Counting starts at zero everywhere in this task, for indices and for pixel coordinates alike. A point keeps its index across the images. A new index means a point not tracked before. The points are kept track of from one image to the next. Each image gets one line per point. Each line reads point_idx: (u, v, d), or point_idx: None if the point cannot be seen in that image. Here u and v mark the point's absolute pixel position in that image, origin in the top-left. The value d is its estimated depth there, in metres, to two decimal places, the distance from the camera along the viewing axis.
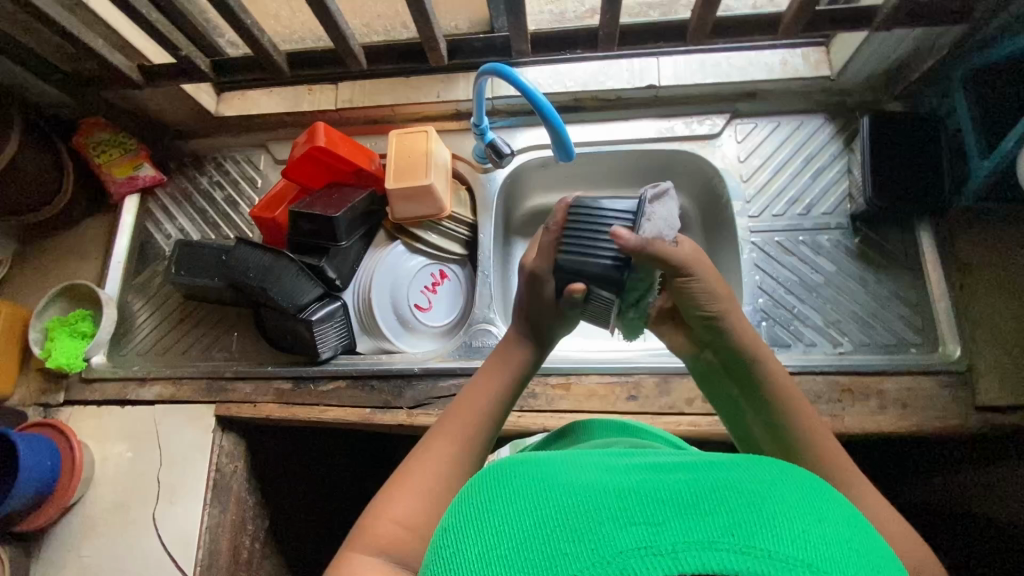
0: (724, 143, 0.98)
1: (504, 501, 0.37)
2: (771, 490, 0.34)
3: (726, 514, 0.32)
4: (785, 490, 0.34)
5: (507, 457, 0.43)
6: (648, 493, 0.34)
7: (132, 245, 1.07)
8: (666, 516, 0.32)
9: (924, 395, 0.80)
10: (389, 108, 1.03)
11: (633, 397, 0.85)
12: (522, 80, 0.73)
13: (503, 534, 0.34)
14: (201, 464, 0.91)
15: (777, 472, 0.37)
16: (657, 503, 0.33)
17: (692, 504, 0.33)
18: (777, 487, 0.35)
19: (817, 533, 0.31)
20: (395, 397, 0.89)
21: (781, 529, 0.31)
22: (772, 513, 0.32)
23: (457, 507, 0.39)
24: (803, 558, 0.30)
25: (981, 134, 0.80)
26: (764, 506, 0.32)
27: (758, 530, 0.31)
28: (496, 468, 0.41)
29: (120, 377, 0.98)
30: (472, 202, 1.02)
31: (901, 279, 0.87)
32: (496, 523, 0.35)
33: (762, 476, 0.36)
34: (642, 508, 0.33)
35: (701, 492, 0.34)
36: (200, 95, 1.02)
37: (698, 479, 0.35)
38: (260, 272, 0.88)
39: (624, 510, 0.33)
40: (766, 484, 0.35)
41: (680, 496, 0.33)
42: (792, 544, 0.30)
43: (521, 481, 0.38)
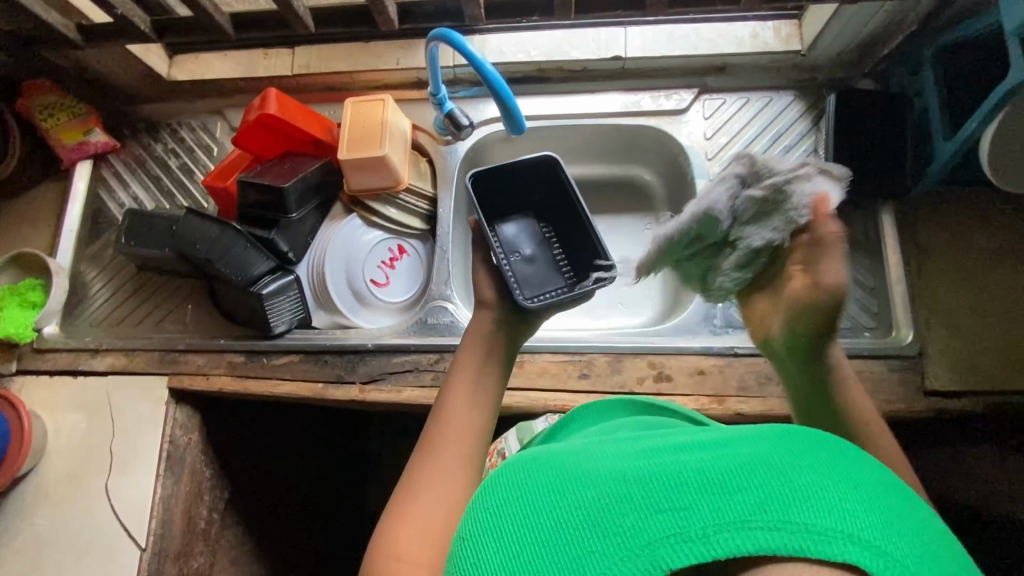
0: (690, 119, 0.95)
1: (527, 504, 0.38)
2: (799, 459, 0.34)
3: (755, 489, 0.31)
4: (809, 460, 0.34)
5: (530, 456, 0.44)
6: (670, 475, 0.34)
7: (85, 214, 1.04)
8: (693, 498, 0.32)
9: (874, 379, 0.79)
10: (347, 75, 0.99)
11: (586, 375, 0.85)
12: (468, 48, 0.70)
13: (529, 540, 0.35)
14: (154, 436, 0.90)
15: (806, 440, 0.36)
16: (681, 485, 0.33)
17: (718, 482, 0.32)
18: (807, 456, 0.34)
19: (854, 501, 0.31)
20: (349, 372, 0.88)
21: (816, 501, 0.30)
22: (806, 485, 0.31)
23: (475, 517, 0.41)
24: (843, 529, 0.29)
25: (946, 116, 0.79)
26: (793, 477, 0.32)
27: (791, 503, 0.30)
28: (519, 471, 0.42)
29: (72, 347, 0.97)
30: (432, 175, 1.00)
31: (860, 262, 0.86)
32: (521, 527, 0.37)
33: (788, 446, 0.35)
34: (667, 493, 0.33)
35: (726, 468, 0.33)
36: (150, 57, 0.98)
37: (722, 455, 0.35)
38: (207, 244, 0.86)
39: (647, 497, 0.33)
40: (794, 453, 0.34)
41: (705, 475, 0.33)
42: (826, 514, 0.30)
43: (547, 480, 0.39)
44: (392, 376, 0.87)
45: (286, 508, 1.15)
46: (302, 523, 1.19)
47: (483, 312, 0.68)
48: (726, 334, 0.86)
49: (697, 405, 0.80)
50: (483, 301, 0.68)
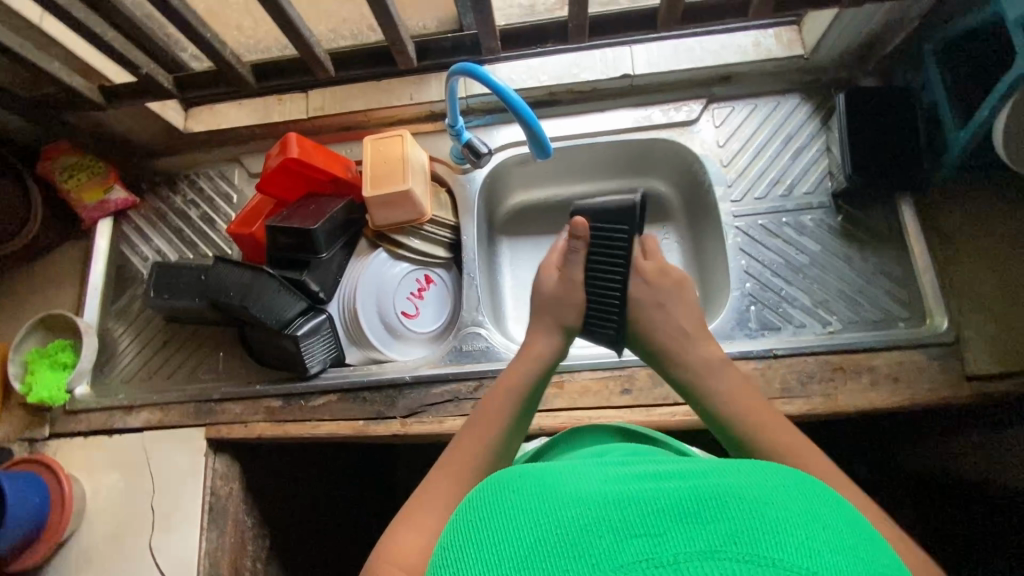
0: (701, 129, 0.97)
1: (503, 516, 0.37)
2: (773, 495, 0.35)
3: (729, 520, 0.32)
4: (783, 496, 0.35)
5: (509, 468, 0.43)
6: (648, 502, 0.34)
7: (109, 270, 1.05)
8: (667, 528, 0.32)
9: (915, 368, 0.80)
10: (362, 113, 1.01)
11: (627, 390, 0.85)
12: (493, 79, 0.71)
13: (503, 552, 0.34)
14: (196, 489, 0.89)
15: (775, 475, 0.38)
16: (658, 514, 0.33)
17: (693, 512, 0.33)
18: (777, 491, 0.35)
19: (819, 540, 0.32)
20: (388, 407, 0.88)
21: (784, 538, 0.32)
22: (777, 521, 0.32)
23: (454, 524, 0.39)
24: (806, 565, 0.30)
25: (956, 105, 0.81)
26: (767, 512, 0.33)
27: (762, 538, 0.31)
28: (499, 482, 0.41)
29: (105, 406, 0.96)
30: (453, 204, 1.01)
31: (886, 255, 0.87)
32: (496, 540, 0.35)
33: (765, 482, 0.36)
34: (644, 518, 0.33)
35: (702, 498, 0.34)
36: (167, 112, 0.99)
37: (700, 484, 0.35)
38: (239, 290, 0.86)
39: (624, 522, 0.33)
40: (768, 490, 0.35)
41: (681, 505, 0.34)
42: (791, 551, 0.31)
43: (525, 492, 0.38)
44: (432, 408, 0.87)
45: (329, 551, 1.13)
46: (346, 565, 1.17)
47: (545, 337, 0.69)
48: (761, 337, 0.86)
49: None
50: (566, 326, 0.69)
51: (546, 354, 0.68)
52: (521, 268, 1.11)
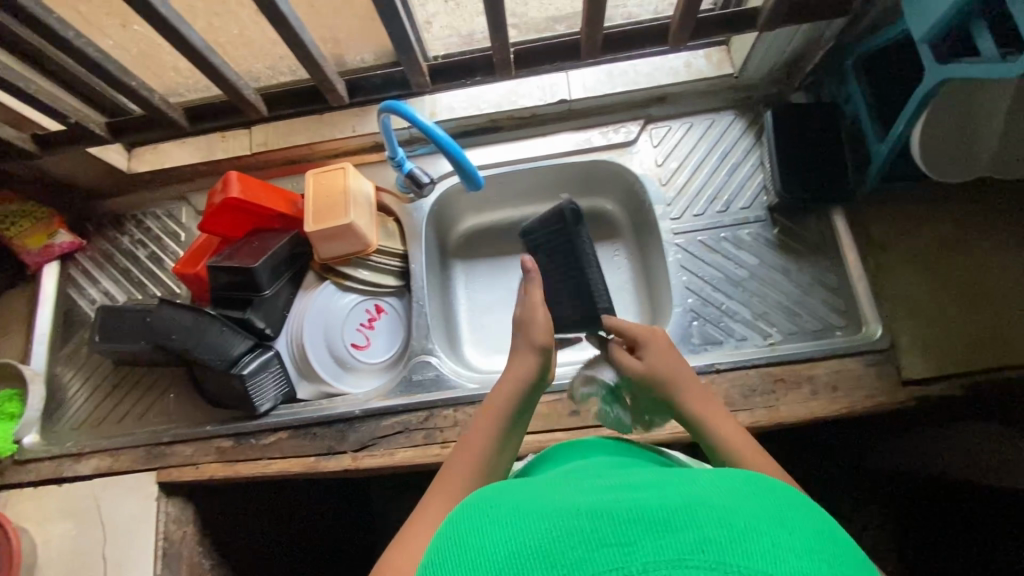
0: (640, 149, 0.99)
1: (481, 530, 0.36)
2: (744, 504, 0.35)
3: (699, 529, 0.32)
4: (754, 504, 0.35)
5: (488, 486, 0.43)
6: (621, 511, 0.34)
7: (56, 315, 1.04)
8: (637, 535, 0.32)
9: (852, 376, 0.82)
10: (305, 147, 1.01)
11: (576, 412, 0.85)
12: (418, 117, 0.73)
13: (480, 566, 0.34)
14: (147, 535, 0.88)
15: (749, 482, 0.38)
16: (630, 521, 0.33)
17: (662, 520, 0.33)
18: (745, 498, 0.35)
19: (787, 545, 0.32)
20: (339, 442, 0.88)
21: (750, 544, 0.32)
22: (743, 529, 0.32)
23: (439, 538, 0.38)
24: (773, 573, 0.30)
25: (877, 118, 0.83)
26: (736, 521, 0.33)
27: (730, 547, 0.31)
28: (477, 499, 0.41)
29: (54, 455, 0.95)
30: (400, 233, 1.02)
31: (821, 265, 0.89)
32: (473, 556, 0.34)
33: (734, 491, 0.36)
34: (617, 528, 0.33)
35: (672, 506, 0.34)
36: (108, 154, 0.99)
37: (670, 494, 0.35)
38: (182, 332, 0.86)
39: (598, 532, 0.33)
40: (738, 498, 0.35)
41: (652, 513, 0.33)
42: (757, 558, 0.31)
43: (505, 507, 0.38)
44: (383, 440, 0.87)
45: None
46: None
47: (524, 353, 0.70)
48: (705, 351, 0.88)
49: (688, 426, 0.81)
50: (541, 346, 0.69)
51: (526, 371, 0.68)
52: (477, 290, 1.12)
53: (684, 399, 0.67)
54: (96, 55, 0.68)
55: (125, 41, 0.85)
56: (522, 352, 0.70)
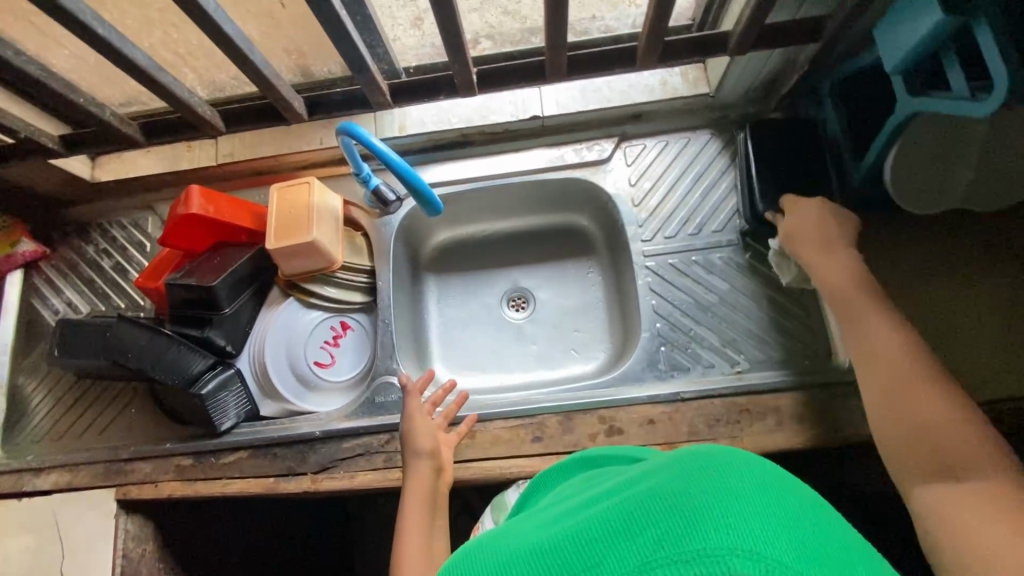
0: (614, 167, 0.97)
1: None
2: (701, 475, 0.35)
3: (653, 528, 0.33)
4: (703, 481, 0.35)
5: (483, 543, 0.46)
6: (588, 534, 0.36)
7: (19, 325, 1.02)
8: (601, 555, 0.34)
9: (819, 409, 0.81)
10: (271, 158, 0.99)
11: (538, 438, 0.84)
12: (372, 139, 0.70)
13: None
14: (104, 554, 0.87)
15: (706, 458, 0.38)
16: (593, 543, 0.35)
17: (619, 531, 0.34)
18: (694, 478, 0.36)
19: (737, 515, 0.32)
20: (299, 463, 0.87)
21: (702, 524, 0.32)
22: (694, 510, 0.33)
23: None
24: (727, 547, 0.30)
25: (851, 146, 0.81)
26: (684, 505, 0.33)
27: (684, 535, 0.32)
28: (470, 553, 0.45)
29: (14, 469, 0.94)
30: (368, 248, 1.00)
31: (792, 292, 0.88)
32: None
33: (686, 473, 0.36)
34: (585, 553, 0.35)
35: (625, 516, 0.35)
36: (69, 164, 0.96)
37: (625, 500, 0.37)
38: (138, 351, 0.84)
39: (568, 563, 0.35)
40: (686, 480, 0.36)
41: (611, 528, 0.35)
42: (708, 535, 0.31)
43: (493, 553, 0.42)
44: (344, 463, 0.86)
45: None
46: None
47: (417, 462, 0.77)
48: (671, 378, 0.86)
49: None
50: (424, 450, 0.78)
51: (426, 476, 0.76)
52: (449, 305, 1.11)
53: (816, 243, 0.76)
54: (39, 72, 0.66)
55: (81, 52, 0.82)
56: (413, 459, 0.78)
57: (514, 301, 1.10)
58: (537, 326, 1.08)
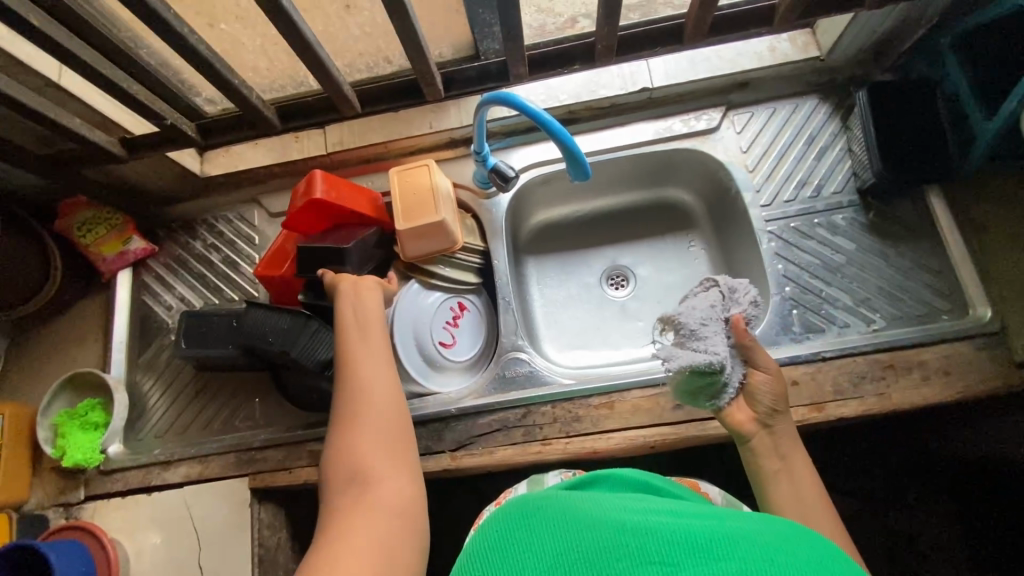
0: (723, 136, 0.98)
1: (528, 539, 0.44)
2: (782, 545, 0.40)
3: (739, 560, 0.38)
4: (783, 545, 0.40)
5: (530, 497, 0.51)
6: (667, 534, 0.41)
7: (132, 322, 1.02)
8: (680, 558, 0.39)
9: (964, 360, 0.80)
10: (381, 145, 1.00)
11: (680, 406, 0.83)
12: (527, 104, 0.73)
13: (527, 563, 0.42)
14: (243, 542, 0.87)
15: (778, 530, 0.43)
16: (670, 544, 0.40)
17: (706, 548, 0.39)
18: (780, 542, 0.41)
19: None
20: (436, 441, 0.86)
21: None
22: (777, 561, 0.38)
23: (483, 541, 0.47)
24: None
25: (982, 98, 0.81)
26: (773, 557, 0.39)
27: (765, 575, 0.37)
28: (511, 510, 0.49)
29: (141, 463, 0.93)
30: (479, 229, 1.00)
31: (921, 248, 0.87)
32: (522, 554, 0.43)
33: (768, 534, 0.42)
34: (664, 549, 0.39)
35: (712, 537, 0.40)
36: (184, 159, 0.97)
37: (714, 526, 0.41)
38: (279, 335, 0.85)
39: (642, 549, 0.40)
40: (775, 540, 0.41)
41: (694, 541, 0.40)
42: None
43: (526, 524, 0.46)
44: (481, 439, 0.86)
45: None
46: None
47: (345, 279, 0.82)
48: (807, 340, 0.86)
49: (799, 416, 0.79)
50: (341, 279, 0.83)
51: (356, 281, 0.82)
52: (549, 286, 1.10)
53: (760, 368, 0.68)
54: (204, 53, 0.67)
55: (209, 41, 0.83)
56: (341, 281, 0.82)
57: (614, 279, 1.09)
58: (642, 302, 1.07)
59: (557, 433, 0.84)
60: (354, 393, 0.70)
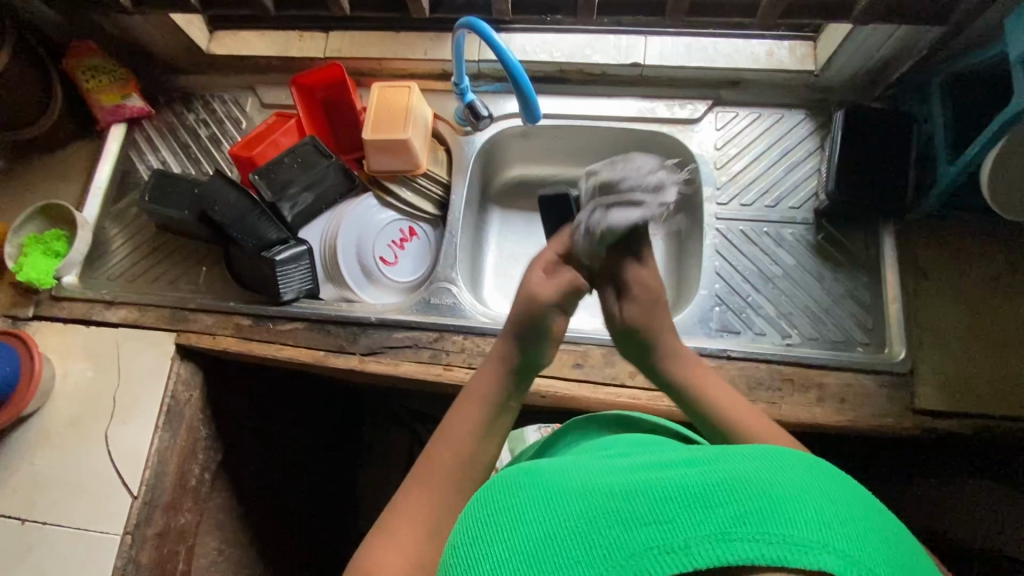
0: (702, 129, 0.98)
1: (514, 519, 0.41)
2: (779, 477, 0.37)
3: (736, 503, 0.35)
4: (784, 478, 0.37)
5: (516, 470, 0.47)
6: (657, 489, 0.37)
7: (114, 173, 1.09)
8: (674, 512, 0.35)
9: (863, 392, 0.81)
10: (376, 61, 1.03)
11: (579, 365, 0.86)
12: (494, 37, 0.75)
13: (515, 548, 0.39)
14: (156, 390, 0.93)
15: (776, 455, 0.40)
16: (663, 499, 0.36)
17: (701, 497, 0.35)
18: (780, 474, 0.37)
19: (828, 515, 0.35)
20: (350, 343, 0.91)
21: (793, 515, 0.34)
22: (785, 501, 0.35)
23: (468, 524, 0.44)
24: (820, 541, 0.33)
25: (953, 142, 0.80)
26: (772, 492, 0.35)
27: (767, 519, 0.34)
28: (496, 491, 0.46)
29: (88, 298, 1.00)
30: (448, 162, 1.04)
31: (858, 280, 0.88)
32: (509, 538, 0.40)
33: (769, 464, 0.38)
34: (655, 506, 0.36)
35: (705, 482, 0.36)
36: (191, 30, 1.03)
37: (709, 470, 0.38)
38: (226, 210, 0.91)
39: (632, 510, 0.36)
40: (772, 471, 0.37)
41: (687, 491, 0.36)
42: (799, 528, 0.33)
43: (510, 504, 0.43)
44: (390, 350, 0.90)
45: (273, 478, 1.17)
46: (287, 496, 1.22)
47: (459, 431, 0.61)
48: (720, 337, 0.87)
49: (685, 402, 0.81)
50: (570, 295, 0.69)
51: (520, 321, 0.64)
52: (507, 239, 1.13)
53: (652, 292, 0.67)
54: None
55: None
56: (458, 411, 0.63)
57: None
58: None
59: (461, 362, 0.88)
60: (461, 427, 0.61)
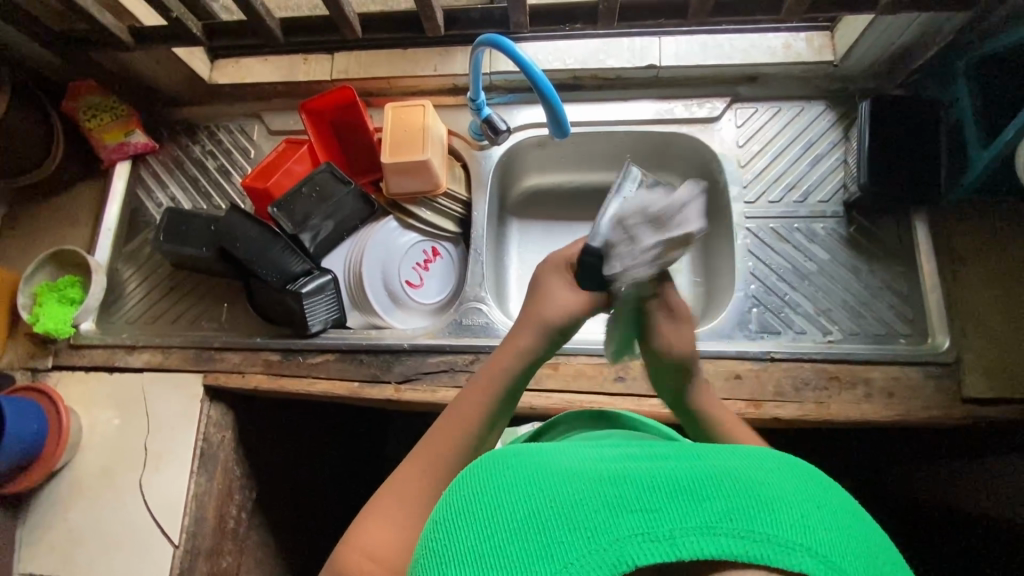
0: (723, 127, 0.96)
1: (488, 494, 0.36)
2: (770, 478, 0.33)
3: (726, 498, 0.31)
4: (777, 478, 0.34)
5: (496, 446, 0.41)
6: (648, 477, 0.33)
7: (123, 213, 1.05)
8: (663, 503, 0.31)
9: (912, 385, 0.80)
10: (384, 80, 1.01)
11: (621, 378, 0.85)
12: (518, 52, 0.73)
13: (486, 526, 0.34)
14: (188, 434, 0.91)
15: (767, 457, 0.36)
16: (654, 488, 0.32)
17: (690, 490, 0.32)
18: (774, 474, 0.34)
19: (817, 519, 0.31)
20: (384, 371, 0.89)
21: (782, 514, 0.31)
22: (776, 500, 0.32)
23: (438, 502, 0.39)
24: (805, 546, 0.30)
25: (982, 126, 0.80)
26: (762, 491, 0.32)
27: (756, 516, 0.30)
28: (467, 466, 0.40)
29: (108, 344, 0.97)
30: (466, 178, 1.01)
31: (894, 270, 0.87)
32: (480, 514, 0.34)
33: (761, 464, 0.35)
34: (645, 493, 0.32)
35: (700, 476, 0.33)
36: (192, 61, 1.00)
37: (701, 464, 0.34)
38: (247, 245, 0.89)
39: (621, 497, 0.32)
40: (765, 470, 0.34)
41: (680, 482, 0.32)
42: (787, 527, 0.30)
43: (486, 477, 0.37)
44: (427, 376, 0.88)
45: (306, 510, 1.15)
46: (322, 526, 1.20)
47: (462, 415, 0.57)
48: (760, 339, 0.86)
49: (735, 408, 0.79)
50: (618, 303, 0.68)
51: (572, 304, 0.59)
52: (528, 251, 1.11)
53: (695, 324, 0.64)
54: None
55: None
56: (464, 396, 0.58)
57: None
58: None
59: None
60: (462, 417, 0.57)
